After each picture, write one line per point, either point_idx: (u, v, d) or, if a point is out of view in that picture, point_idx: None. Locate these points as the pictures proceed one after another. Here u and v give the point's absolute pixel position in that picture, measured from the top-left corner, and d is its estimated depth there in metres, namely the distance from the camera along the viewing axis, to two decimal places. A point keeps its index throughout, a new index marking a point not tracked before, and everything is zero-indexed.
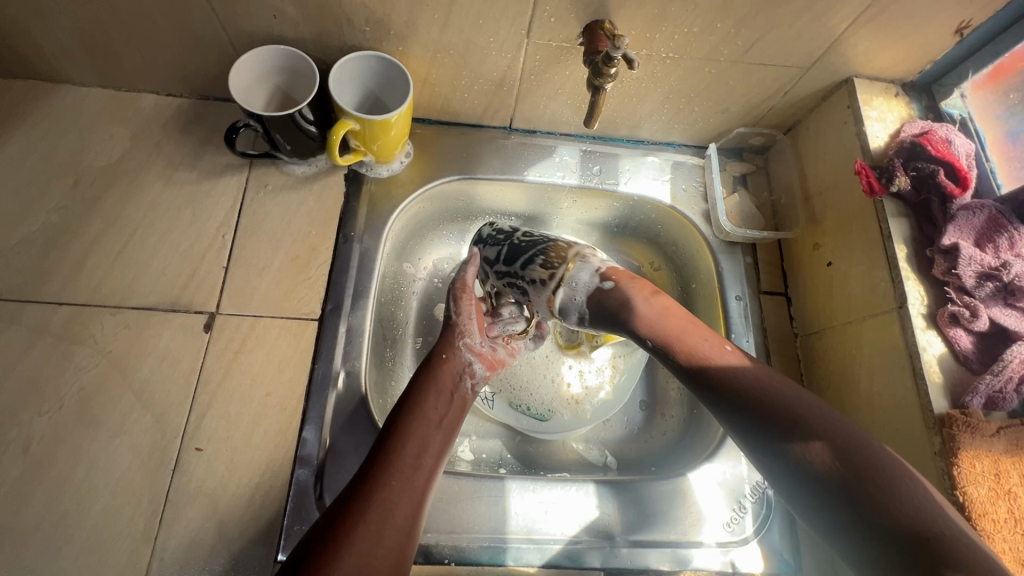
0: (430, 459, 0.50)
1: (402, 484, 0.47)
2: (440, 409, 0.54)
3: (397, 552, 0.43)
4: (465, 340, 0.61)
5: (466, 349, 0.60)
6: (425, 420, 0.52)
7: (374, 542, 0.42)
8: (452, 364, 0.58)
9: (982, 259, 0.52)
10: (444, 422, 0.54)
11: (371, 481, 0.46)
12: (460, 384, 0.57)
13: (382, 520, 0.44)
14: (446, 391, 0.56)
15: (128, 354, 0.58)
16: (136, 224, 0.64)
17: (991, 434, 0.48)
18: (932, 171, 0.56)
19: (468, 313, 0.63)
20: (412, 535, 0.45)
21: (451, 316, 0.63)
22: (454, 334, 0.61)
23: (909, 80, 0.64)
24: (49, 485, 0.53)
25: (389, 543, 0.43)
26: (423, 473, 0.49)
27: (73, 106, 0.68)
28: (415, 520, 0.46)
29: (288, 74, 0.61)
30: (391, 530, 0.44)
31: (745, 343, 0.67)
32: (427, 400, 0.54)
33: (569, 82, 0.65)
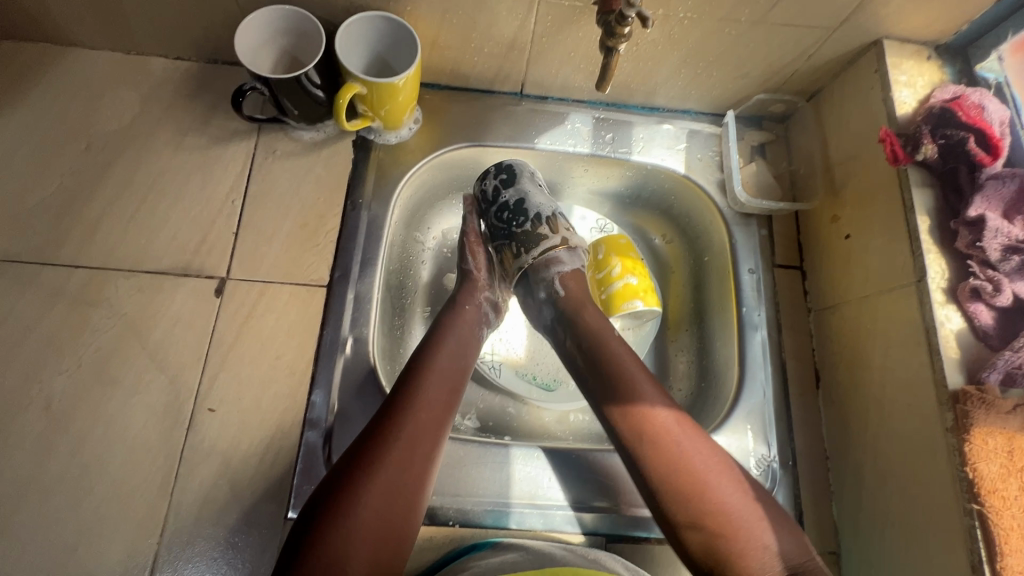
0: (448, 394, 0.54)
1: (428, 417, 0.51)
2: (458, 347, 0.58)
3: (419, 479, 0.49)
4: (485, 291, 0.64)
5: (484, 299, 0.64)
6: (444, 357, 0.56)
7: (398, 471, 0.47)
8: (477, 312, 0.62)
9: (1010, 232, 0.50)
10: (461, 357, 0.57)
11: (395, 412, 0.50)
12: (480, 331, 0.62)
13: (405, 451, 0.48)
14: (465, 334, 0.59)
15: (143, 317, 0.59)
16: (147, 189, 0.64)
17: (1008, 411, 0.46)
18: (962, 138, 0.53)
19: (481, 265, 0.66)
20: (431, 466, 0.50)
21: (470, 271, 0.65)
22: (477, 287, 0.64)
23: (942, 42, 0.61)
24: (70, 440, 0.55)
25: (410, 473, 0.48)
26: (442, 407, 0.53)
27: (83, 69, 0.68)
28: (436, 452, 0.51)
29: (294, 36, 0.60)
30: (414, 459, 0.49)
31: (757, 317, 0.66)
32: (446, 340, 0.58)
33: (582, 45, 0.63)
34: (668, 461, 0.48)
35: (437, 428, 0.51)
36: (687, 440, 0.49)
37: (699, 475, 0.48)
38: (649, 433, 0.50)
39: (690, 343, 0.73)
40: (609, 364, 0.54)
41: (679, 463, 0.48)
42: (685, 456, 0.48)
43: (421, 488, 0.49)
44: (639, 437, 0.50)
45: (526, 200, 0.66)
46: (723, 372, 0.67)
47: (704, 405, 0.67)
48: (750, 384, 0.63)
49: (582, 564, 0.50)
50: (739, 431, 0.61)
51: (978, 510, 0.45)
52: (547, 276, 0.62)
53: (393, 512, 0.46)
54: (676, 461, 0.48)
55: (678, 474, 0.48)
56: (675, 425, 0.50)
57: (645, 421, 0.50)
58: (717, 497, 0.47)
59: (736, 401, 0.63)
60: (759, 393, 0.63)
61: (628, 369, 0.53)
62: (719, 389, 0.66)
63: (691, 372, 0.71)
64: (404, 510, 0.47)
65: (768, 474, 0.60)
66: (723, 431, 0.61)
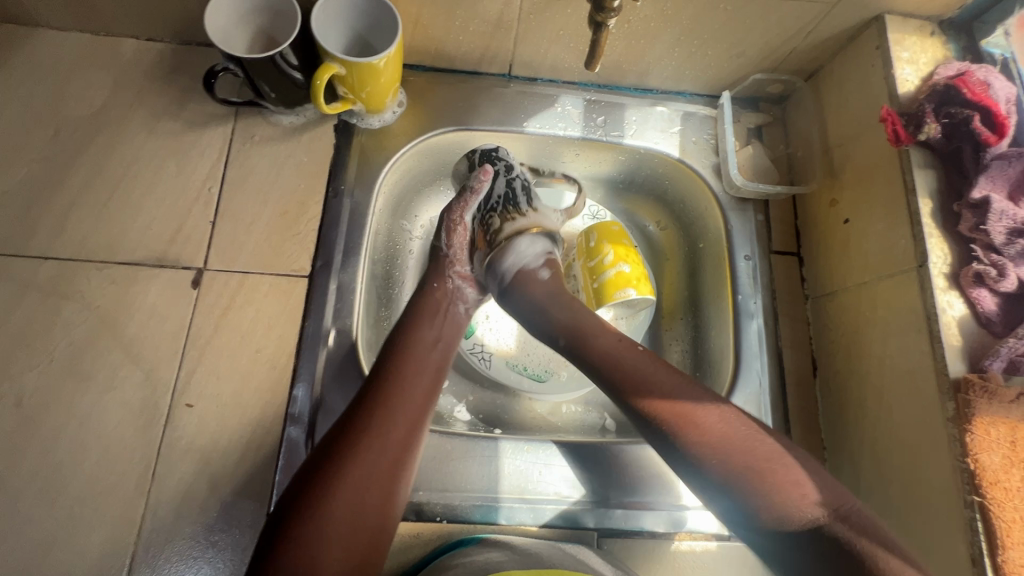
0: (425, 382, 0.51)
1: (403, 400, 0.49)
2: (436, 333, 0.56)
3: (394, 469, 0.46)
4: (456, 267, 0.62)
5: (456, 277, 0.62)
6: (421, 344, 0.54)
7: (369, 461, 0.45)
8: (445, 291, 0.60)
9: (1015, 213, 0.48)
10: (439, 343, 0.55)
11: (367, 402, 0.48)
12: (453, 308, 0.59)
13: (377, 440, 0.46)
14: (439, 314, 0.57)
15: (117, 310, 0.57)
16: (120, 176, 0.62)
17: (1011, 400, 0.44)
18: (966, 116, 0.51)
19: (458, 244, 0.63)
20: (408, 455, 0.47)
21: (441, 248, 0.63)
22: (445, 264, 0.62)
23: (947, 16, 0.58)
24: (42, 437, 0.53)
25: (382, 462, 0.46)
26: (416, 394, 0.50)
27: (51, 51, 0.65)
28: (412, 442, 0.48)
29: (269, 14, 0.57)
30: (386, 450, 0.46)
31: (752, 305, 0.64)
32: (423, 325, 0.56)
33: (571, 23, 0.60)
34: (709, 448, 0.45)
35: (415, 413, 0.49)
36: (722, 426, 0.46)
37: (744, 455, 0.45)
38: (685, 422, 0.46)
39: (684, 332, 0.71)
40: (624, 362, 0.51)
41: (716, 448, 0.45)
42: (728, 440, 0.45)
43: (398, 478, 0.47)
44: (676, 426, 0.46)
45: (511, 194, 0.65)
46: (718, 360, 0.65)
47: None
48: (745, 374, 0.61)
49: (569, 564, 0.49)
50: None
51: (980, 502, 0.44)
52: (523, 245, 0.61)
53: (366, 503, 0.44)
54: (720, 446, 0.45)
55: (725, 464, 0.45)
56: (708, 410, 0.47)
57: (678, 411, 0.47)
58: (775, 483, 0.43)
59: (731, 391, 0.61)
60: (755, 383, 0.61)
61: (628, 357, 0.51)
62: (714, 379, 0.64)
63: (684, 362, 0.70)
64: (378, 502, 0.45)
65: None
66: None
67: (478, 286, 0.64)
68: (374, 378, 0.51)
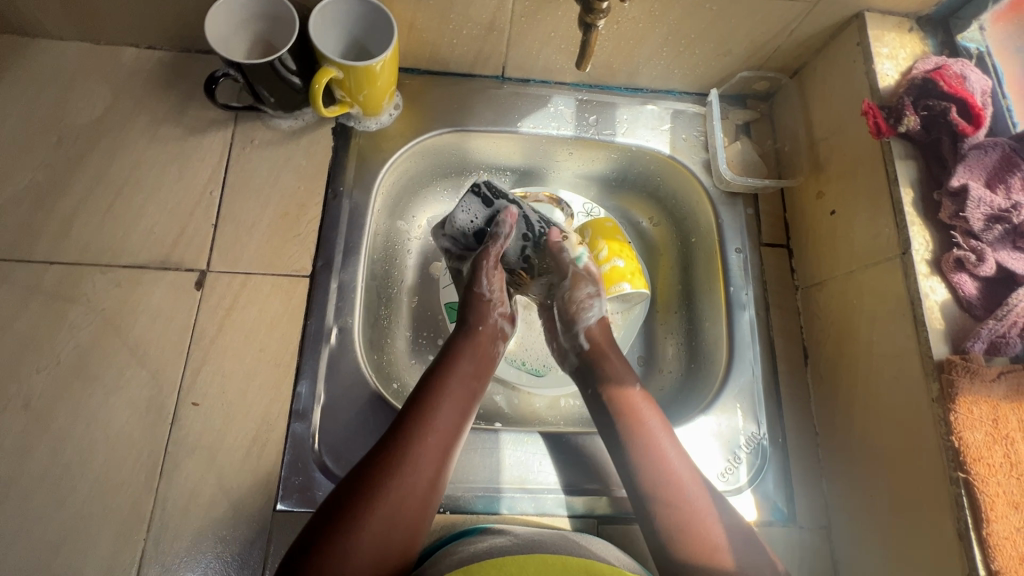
0: (463, 415, 0.53)
1: (438, 430, 0.50)
2: (475, 364, 0.56)
3: (426, 502, 0.48)
4: (501, 309, 0.61)
5: (500, 319, 0.61)
6: (460, 376, 0.55)
7: (405, 495, 0.47)
8: (489, 330, 0.60)
9: (992, 201, 0.50)
10: (478, 375, 0.56)
11: (407, 433, 0.50)
12: (495, 347, 0.60)
13: (414, 475, 0.48)
14: (479, 345, 0.58)
15: (122, 312, 0.58)
16: (123, 181, 0.63)
17: (991, 379, 0.46)
18: (944, 108, 0.53)
19: (496, 285, 0.61)
20: (440, 488, 0.49)
21: (484, 295, 0.60)
22: (492, 310, 0.60)
23: (924, 13, 0.60)
24: (50, 437, 0.54)
25: (418, 497, 0.47)
26: (454, 429, 0.52)
27: (52, 60, 0.66)
28: (444, 475, 0.50)
29: (267, 21, 0.59)
30: (422, 484, 0.48)
31: (744, 296, 0.66)
32: (462, 355, 0.56)
33: (562, 25, 0.62)
34: (649, 452, 0.53)
35: (447, 442, 0.51)
36: (670, 442, 0.54)
37: (682, 475, 0.52)
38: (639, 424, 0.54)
39: (678, 325, 0.73)
40: (602, 357, 0.60)
41: (660, 456, 0.52)
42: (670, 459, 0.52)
43: (429, 509, 0.48)
44: (628, 422, 0.55)
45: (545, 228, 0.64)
46: (712, 352, 0.67)
47: (693, 386, 0.67)
48: (738, 364, 0.63)
49: (573, 549, 0.50)
50: (728, 410, 0.61)
51: (964, 478, 0.45)
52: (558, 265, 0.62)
53: (399, 529, 0.46)
54: (659, 454, 0.52)
55: (659, 470, 0.52)
56: (660, 423, 0.55)
57: (634, 406, 0.55)
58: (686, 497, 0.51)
59: (725, 380, 0.63)
60: (748, 372, 0.63)
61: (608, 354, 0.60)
62: (708, 369, 0.66)
63: (680, 354, 0.71)
64: (409, 531, 0.47)
65: (757, 451, 0.60)
66: (711, 410, 0.61)
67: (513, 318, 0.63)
68: (413, 407, 0.52)
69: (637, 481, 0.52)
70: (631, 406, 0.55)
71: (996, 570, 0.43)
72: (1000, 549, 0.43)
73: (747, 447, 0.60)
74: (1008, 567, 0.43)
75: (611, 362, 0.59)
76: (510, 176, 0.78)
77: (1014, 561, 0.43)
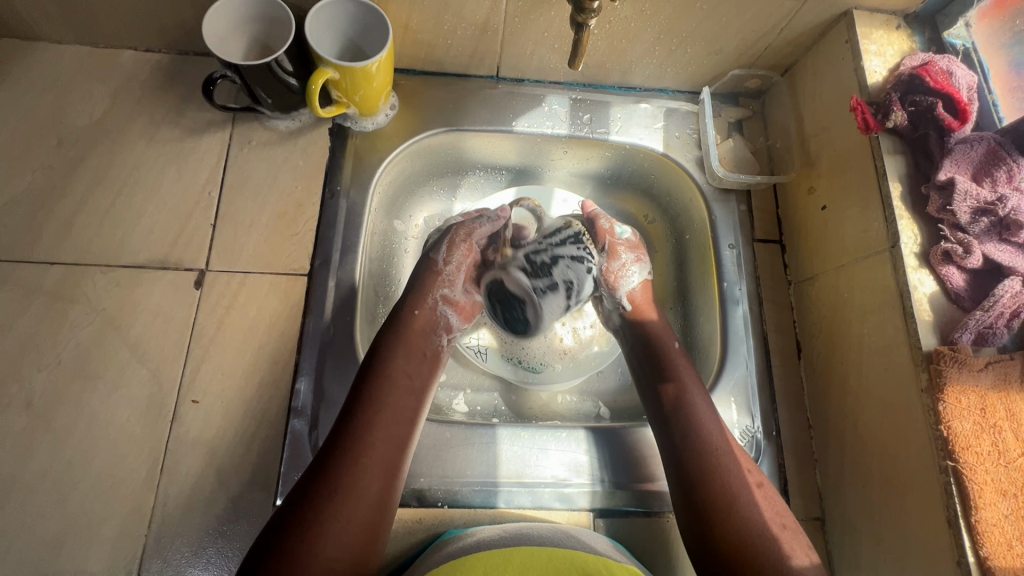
0: (401, 429, 0.52)
1: (385, 429, 0.51)
2: (411, 374, 0.56)
3: (373, 521, 0.48)
4: (445, 290, 0.62)
5: (440, 300, 0.61)
6: (396, 389, 0.54)
7: (349, 518, 0.47)
8: (425, 317, 0.60)
9: (978, 194, 0.51)
10: (414, 384, 0.56)
11: (343, 451, 0.49)
12: (431, 340, 0.60)
13: (356, 494, 0.48)
14: (417, 345, 0.58)
15: (122, 311, 0.59)
16: (122, 182, 0.64)
17: (979, 369, 0.47)
18: (931, 104, 0.54)
19: (457, 263, 0.63)
20: (386, 504, 0.49)
21: (436, 261, 0.63)
22: (434, 285, 0.61)
23: (912, 10, 0.61)
24: (52, 435, 0.54)
25: (363, 511, 0.47)
26: (393, 442, 0.51)
27: (52, 64, 0.67)
28: (389, 491, 0.50)
29: (264, 23, 0.60)
30: (365, 501, 0.48)
31: (737, 291, 0.67)
32: (400, 354, 0.56)
33: (555, 25, 0.63)
34: (705, 447, 0.53)
35: (395, 441, 0.52)
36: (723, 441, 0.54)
37: (730, 475, 0.52)
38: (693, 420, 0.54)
39: (674, 321, 0.73)
40: (670, 355, 0.60)
41: (717, 453, 0.53)
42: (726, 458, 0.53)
43: (378, 527, 0.48)
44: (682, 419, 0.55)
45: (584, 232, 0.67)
46: (707, 347, 0.68)
47: None
48: (732, 359, 0.64)
49: (558, 539, 0.51)
50: (723, 404, 0.62)
51: (953, 466, 0.46)
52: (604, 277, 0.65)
53: (357, 529, 0.47)
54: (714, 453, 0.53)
55: (714, 470, 0.52)
56: (714, 420, 0.55)
57: (684, 402, 0.55)
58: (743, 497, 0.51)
59: (719, 374, 0.63)
60: (742, 366, 0.64)
61: (673, 353, 0.60)
62: (703, 364, 0.67)
63: None
64: (359, 551, 0.46)
65: (752, 444, 0.61)
66: None
67: (465, 317, 0.64)
68: (349, 423, 0.51)
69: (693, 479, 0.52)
70: (682, 400, 0.56)
71: (986, 556, 0.44)
72: (989, 535, 0.44)
73: (742, 440, 0.61)
74: (997, 553, 0.44)
75: (678, 361, 0.59)
76: (506, 175, 0.79)
77: (1002, 546, 0.44)
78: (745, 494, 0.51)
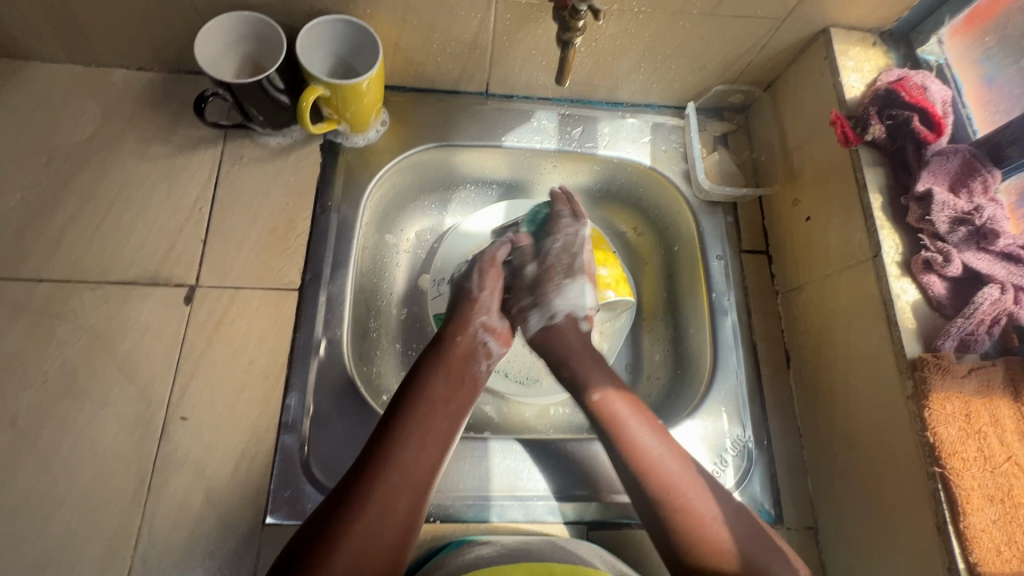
0: (432, 451, 0.51)
1: (416, 450, 0.51)
2: (447, 397, 0.55)
3: (397, 544, 0.47)
4: (483, 318, 0.62)
5: (480, 328, 0.62)
6: (431, 410, 0.53)
7: (372, 536, 0.46)
8: (467, 345, 0.60)
9: (955, 204, 0.52)
10: (448, 406, 0.55)
11: (373, 468, 0.49)
12: (473, 368, 0.59)
13: (383, 513, 0.47)
14: (457, 367, 0.58)
15: (110, 328, 0.58)
16: (112, 199, 0.64)
17: (962, 375, 0.48)
18: (907, 117, 0.55)
19: (490, 290, 0.64)
20: (413, 526, 0.48)
21: (472, 291, 0.64)
22: (474, 313, 0.62)
23: (886, 28, 0.63)
24: (36, 455, 0.53)
25: (388, 532, 0.47)
26: (425, 464, 0.51)
27: (43, 82, 0.67)
28: (418, 511, 0.49)
29: (256, 42, 0.61)
30: (393, 520, 0.47)
31: (726, 301, 0.68)
32: (437, 374, 0.56)
33: (542, 43, 0.64)
34: (641, 456, 0.52)
35: (427, 462, 0.51)
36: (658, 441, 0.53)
37: (676, 482, 0.50)
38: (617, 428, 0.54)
39: (664, 332, 0.74)
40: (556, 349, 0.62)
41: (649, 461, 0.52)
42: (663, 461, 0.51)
43: (402, 548, 0.47)
44: (615, 434, 0.54)
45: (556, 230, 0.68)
46: (697, 356, 0.68)
47: (679, 392, 0.68)
48: (722, 369, 0.64)
49: (558, 558, 0.51)
50: (713, 414, 0.62)
51: (940, 472, 0.47)
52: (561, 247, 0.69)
53: (380, 546, 0.46)
54: (647, 456, 0.52)
55: (639, 458, 0.52)
56: (647, 426, 0.54)
57: (610, 408, 0.55)
58: (674, 487, 0.50)
59: (710, 384, 0.64)
60: (732, 376, 0.64)
61: (574, 355, 0.61)
62: (693, 375, 0.67)
63: (667, 361, 0.72)
64: (381, 571, 0.46)
65: (743, 454, 0.61)
66: (697, 415, 0.62)
67: (505, 341, 0.64)
68: (382, 441, 0.51)
69: (634, 486, 0.52)
70: (612, 412, 0.55)
71: (975, 563, 0.44)
72: (977, 542, 0.44)
73: (734, 450, 0.61)
74: (986, 559, 0.44)
75: (585, 365, 0.60)
76: (497, 189, 0.80)
77: (991, 552, 0.44)
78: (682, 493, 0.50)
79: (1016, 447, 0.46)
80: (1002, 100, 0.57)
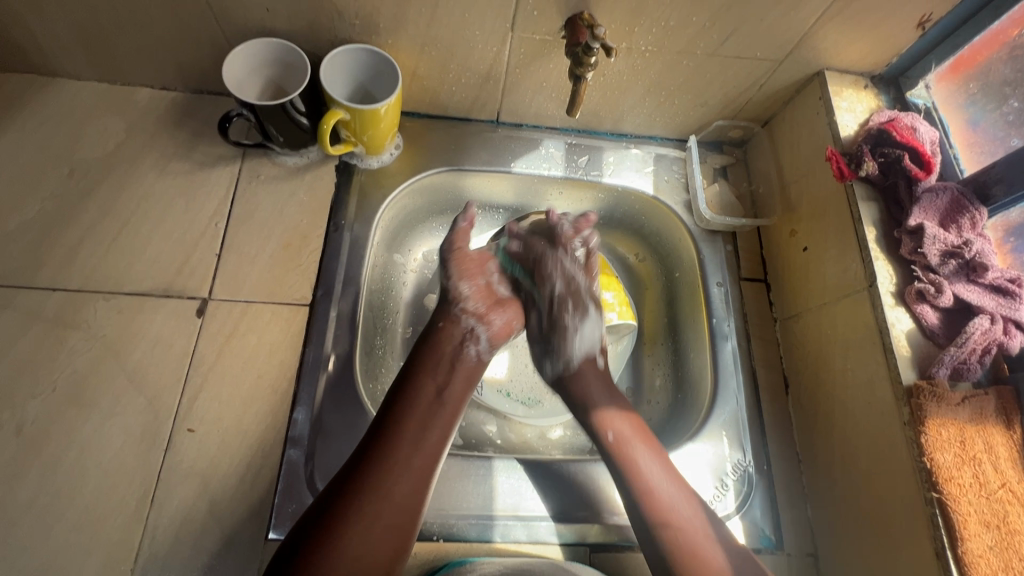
0: (433, 431, 0.52)
1: (415, 433, 0.51)
2: (440, 381, 0.56)
3: (405, 515, 0.48)
4: (465, 304, 0.62)
5: (465, 316, 0.61)
6: (426, 394, 0.54)
7: (383, 507, 0.47)
8: (452, 328, 0.60)
9: (946, 238, 0.55)
10: (448, 394, 0.55)
11: (384, 436, 0.50)
12: (461, 351, 0.59)
13: (383, 496, 0.47)
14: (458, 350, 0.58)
15: (122, 338, 0.59)
16: (131, 212, 0.65)
17: (957, 403, 0.49)
18: (898, 156, 0.59)
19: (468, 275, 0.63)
20: (416, 507, 0.49)
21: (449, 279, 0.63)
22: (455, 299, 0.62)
23: (876, 72, 0.67)
24: (40, 463, 0.53)
25: (393, 514, 0.47)
26: (425, 444, 0.51)
27: (69, 99, 0.69)
28: (419, 493, 0.49)
29: (279, 66, 0.63)
30: (392, 503, 0.47)
31: (726, 327, 0.69)
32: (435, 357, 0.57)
33: (553, 75, 0.67)
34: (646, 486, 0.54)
35: (428, 442, 0.51)
36: (652, 455, 0.56)
37: (674, 507, 0.53)
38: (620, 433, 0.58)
39: (665, 356, 0.75)
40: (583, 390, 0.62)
41: (648, 479, 0.54)
42: (653, 476, 0.54)
43: (405, 530, 0.48)
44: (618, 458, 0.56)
45: (570, 266, 0.66)
46: (698, 381, 0.69)
47: (679, 416, 0.69)
48: (723, 392, 0.65)
49: None
50: (715, 437, 0.63)
51: (938, 498, 0.48)
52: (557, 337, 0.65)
53: (382, 529, 0.46)
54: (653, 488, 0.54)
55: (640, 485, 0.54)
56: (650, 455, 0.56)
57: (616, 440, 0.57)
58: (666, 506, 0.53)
59: (710, 408, 0.65)
60: (732, 400, 0.65)
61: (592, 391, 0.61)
62: (694, 399, 0.69)
63: (667, 385, 0.73)
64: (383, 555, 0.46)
65: (744, 478, 0.62)
66: (699, 438, 0.63)
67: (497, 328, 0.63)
68: (381, 428, 0.51)
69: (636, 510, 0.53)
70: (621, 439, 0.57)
71: None
72: (976, 567, 0.45)
73: (735, 474, 0.62)
74: None
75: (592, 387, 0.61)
76: (504, 213, 0.82)
77: None
78: (671, 508, 0.53)
79: (1011, 475, 0.47)
80: (986, 142, 0.61)
